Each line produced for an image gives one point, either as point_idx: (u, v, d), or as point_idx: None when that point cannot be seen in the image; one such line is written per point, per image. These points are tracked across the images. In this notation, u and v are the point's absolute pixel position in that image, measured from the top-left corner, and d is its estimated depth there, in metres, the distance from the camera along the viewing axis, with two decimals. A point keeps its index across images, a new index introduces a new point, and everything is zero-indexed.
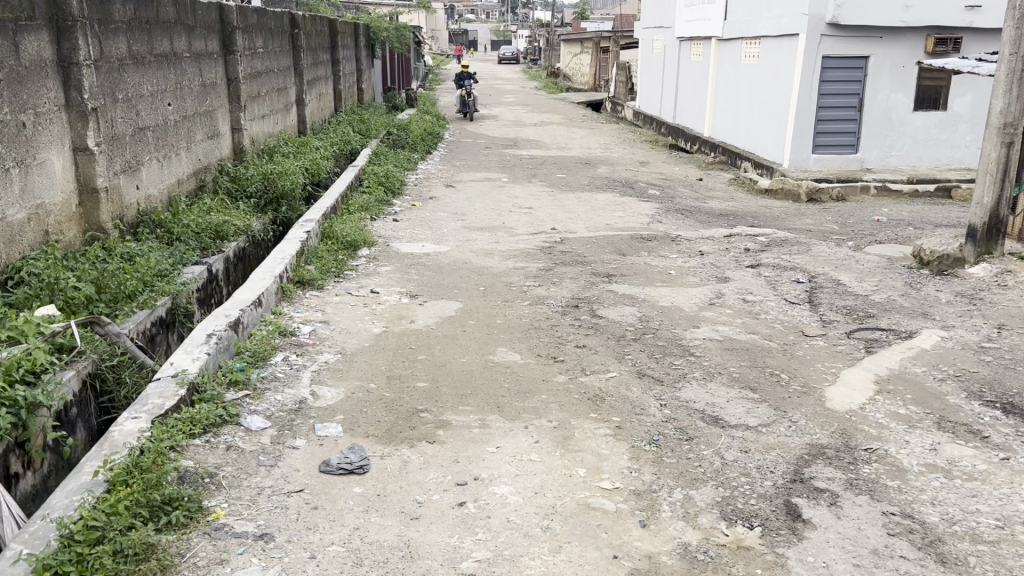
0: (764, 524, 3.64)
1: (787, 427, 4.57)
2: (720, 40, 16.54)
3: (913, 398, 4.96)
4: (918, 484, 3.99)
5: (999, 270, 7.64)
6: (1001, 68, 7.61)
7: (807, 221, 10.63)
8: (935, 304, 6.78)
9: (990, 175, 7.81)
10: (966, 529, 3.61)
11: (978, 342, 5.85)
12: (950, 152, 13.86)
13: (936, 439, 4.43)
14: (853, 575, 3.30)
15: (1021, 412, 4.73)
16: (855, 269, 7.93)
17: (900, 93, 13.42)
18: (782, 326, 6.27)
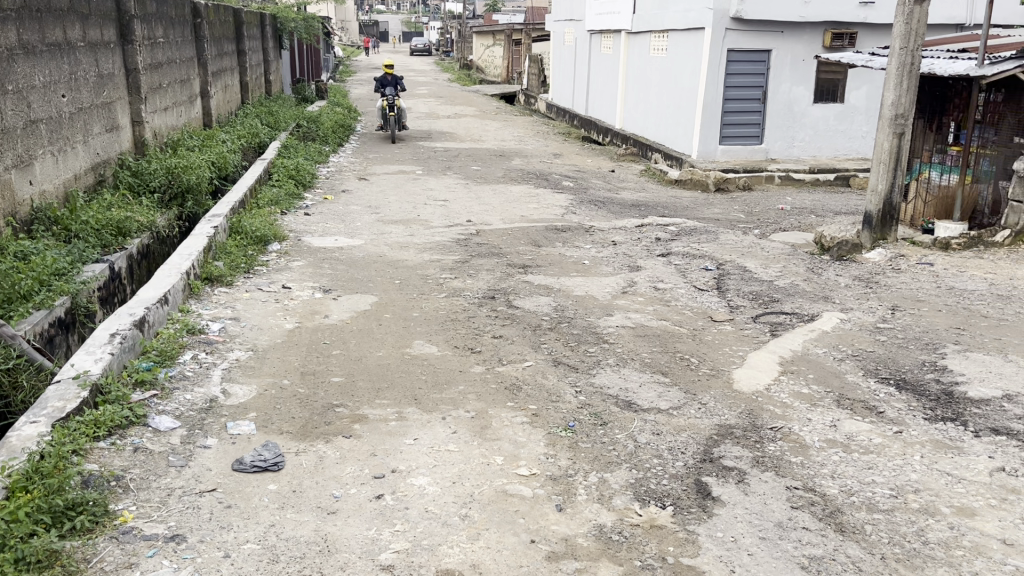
0: (675, 503, 3.75)
1: (697, 409, 4.72)
2: (629, 33, 16.82)
3: (815, 377, 5.18)
4: (820, 459, 4.17)
5: (893, 255, 8.04)
6: (892, 62, 7.98)
7: (715, 210, 10.95)
8: (834, 288, 7.08)
9: (883, 164, 8.19)
10: (863, 499, 3.80)
11: (874, 323, 6.15)
12: (847, 142, 14.47)
13: (836, 415, 4.64)
14: (759, 547, 3.44)
15: (913, 388, 5.00)
16: (760, 256, 8.21)
17: (801, 85, 13.93)
18: (692, 312, 6.46)
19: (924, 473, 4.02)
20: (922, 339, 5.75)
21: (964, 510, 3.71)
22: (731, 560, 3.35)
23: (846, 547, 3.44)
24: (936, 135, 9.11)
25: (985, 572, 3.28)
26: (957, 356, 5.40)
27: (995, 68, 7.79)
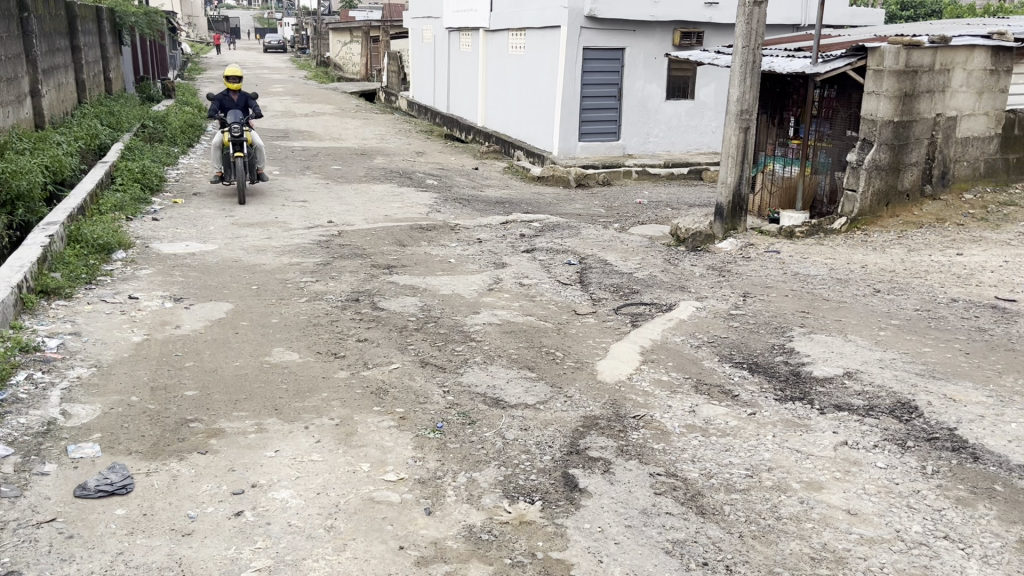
0: (543, 497, 3.78)
1: (563, 402, 4.78)
2: (487, 31, 16.89)
3: (674, 365, 5.36)
4: (680, 444, 4.31)
5: (743, 244, 8.44)
6: (736, 60, 8.36)
7: (577, 205, 11.16)
8: (690, 278, 7.35)
9: (732, 158, 8.56)
10: (721, 481, 3.95)
11: (727, 310, 6.42)
12: (699, 137, 15.10)
13: (694, 401, 4.81)
14: (625, 535, 3.51)
15: (764, 370, 5.25)
16: (620, 249, 8.43)
17: (654, 83, 14.41)
18: (556, 306, 6.54)
19: (775, 451, 4.22)
20: (771, 323, 6.06)
21: (813, 484, 3.91)
22: (598, 550, 3.40)
23: (707, 529, 3.57)
24: (779, 129, 9.62)
25: (832, 542, 3.48)
26: (803, 338, 5.70)
27: (827, 65, 8.35)
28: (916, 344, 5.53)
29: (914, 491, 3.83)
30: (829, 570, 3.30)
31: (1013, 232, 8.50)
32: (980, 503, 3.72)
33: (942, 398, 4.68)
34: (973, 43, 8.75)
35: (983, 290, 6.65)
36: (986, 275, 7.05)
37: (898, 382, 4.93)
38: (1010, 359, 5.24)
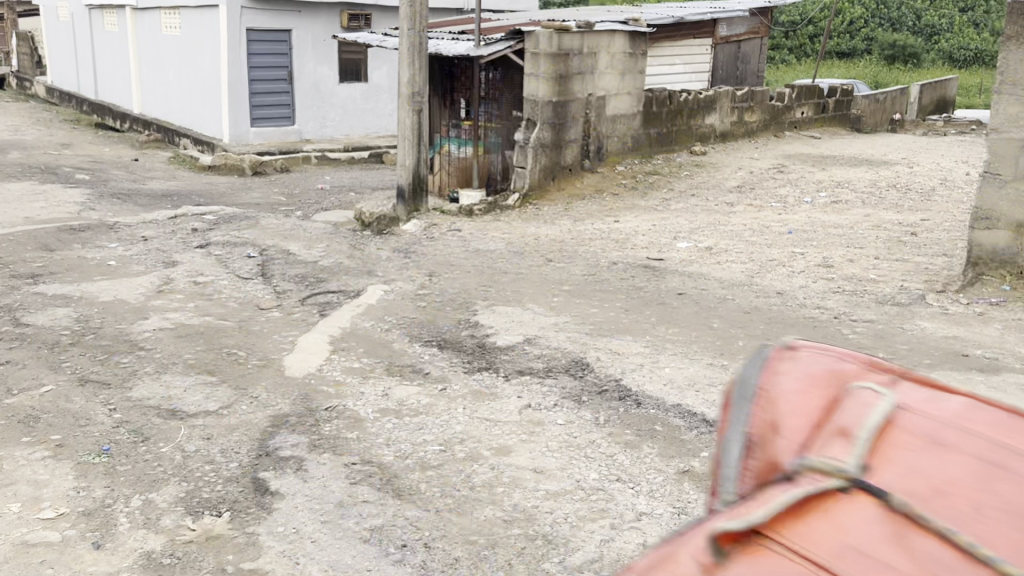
0: (232, 508, 3.54)
1: (249, 403, 4.51)
2: (135, 10, 15.50)
3: (365, 351, 5.30)
4: (374, 430, 4.26)
5: (426, 225, 8.59)
6: (404, 42, 8.42)
7: (254, 195, 10.65)
8: (376, 262, 7.32)
9: (408, 140, 8.66)
10: (416, 460, 3.98)
11: (414, 290, 6.48)
12: (376, 121, 15.01)
13: (386, 384, 4.79)
14: (322, 532, 3.40)
15: (452, 346, 5.38)
16: (303, 237, 8.17)
17: (325, 66, 14.18)
18: (236, 303, 6.17)
19: (466, 423, 4.33)
20: (456, 300, 6.21)
21: (502, 449, 4.08)
22: (294, 552, 3.26)
23: (403, 510, 3.57)
24: (451, 110, 9.83)
25: (521, 502, 3.64)
26: (486, 311, 5.92)
27: (489, 48, 8.84)
28: (585, 306, 6.00)
29: (590, 441, 4.14)
30: (520, 529, 3.46)
31: (658, 198, 9.53)
32: (645, 444, 4.11)
33: (609, 352, 5.12)
34: (613, 28, 9.65)
35: (638, 252, 7.39)
36: (639, 238, 7.84)
37: (571, 343, 5.30)
38: (662, 311, 5.87)
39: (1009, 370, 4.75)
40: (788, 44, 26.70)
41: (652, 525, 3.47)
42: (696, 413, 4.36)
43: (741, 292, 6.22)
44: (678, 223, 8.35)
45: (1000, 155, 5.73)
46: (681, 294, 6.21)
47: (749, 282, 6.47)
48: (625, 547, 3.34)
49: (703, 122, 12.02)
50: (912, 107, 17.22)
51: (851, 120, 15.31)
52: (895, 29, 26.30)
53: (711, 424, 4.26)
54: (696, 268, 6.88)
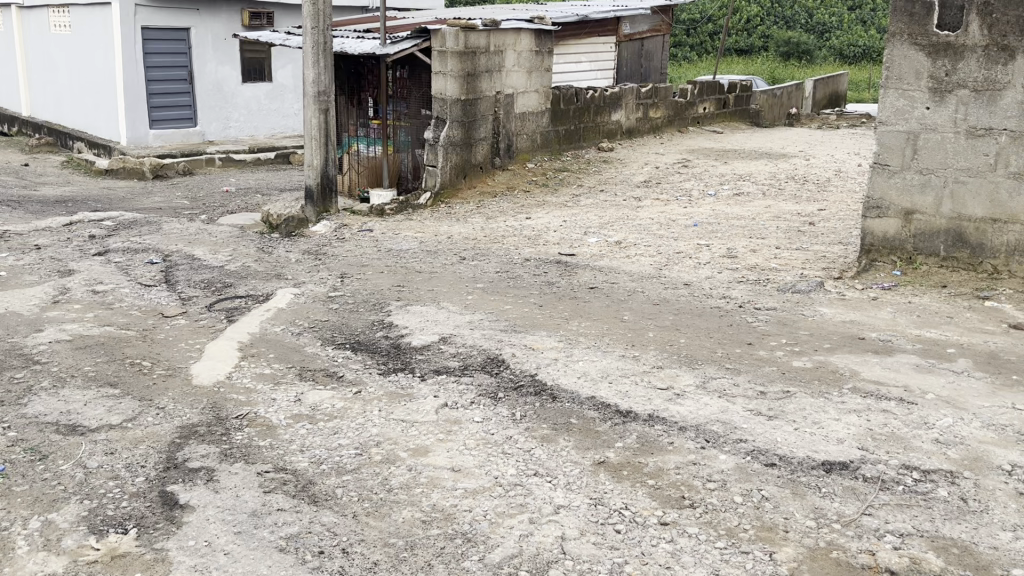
0: (139, 524, 3.43)
1: (155, 415, 4.37)
2: (20, 8, 14.76)
3: (276, 356, 5.19)
4: (287, 436, 4.19)
5: (336, 226, 8.47)
6: (307, 41, 8.29)
7: (155, 199, 10.29)
8: (286, 265, 7.18)
9: (315, 140, 8.52)
10: (331, 465, 3.93)
11: (325, 293, 6.38)
12: (281, 121, 14.69)
13: (299, 389, 4.71)
14: (235, 543, 3.32)
15: (366, 347, 5.32)
16: (208, 241, 7.94)
17: (227, 65, 13.82)
18: (138, 312, 5.96)
19: (382, 425, 4.30)
20: (369, 301, 6.15)
21: (420, 450, 4.06)
22: (206, 566, 3.19)
23: (320, 516, 3.52)
24: (359, 110, 9.72)
25: (440, 502, 3.64)
26: (400, 311, 5.88)
27: (395, 47, 8.78)
28: (499, 303, 6.02)
29: (507, 438, 4.17)
30: (439, 528, 3.46)
31: (569, 194, 9.64)
32: (560, 437, 4.16)
33: (524, 348, 5.15)
34: (519, 26, 9.72)
35: (550, 248, 7.47)
36: (551, 234, 7.92)
37: (486, 340, 5.31)
38: (575, 305, 5.95)
39: (902, 351, 5.00)
40: (689, 42, 27.38)
41: (569, 517, 3.52)
42: (610, 405, 4.44)
43: (650, 285, 6.35)
44: (588, 218, 8.48)
45: (887, 146, 6.03)
46: (592, 289, 6.31)
47: (657, 275, 6.62)
48: (543, 541, 3.37)
49: (609, 118, 12.22)
50: (807, 102, 17.91)
51: (751, 115, 15.81)
52: (790, 27, 27.32)
53: (624, 415, 4.34)
54: (606, 263, 7.00)
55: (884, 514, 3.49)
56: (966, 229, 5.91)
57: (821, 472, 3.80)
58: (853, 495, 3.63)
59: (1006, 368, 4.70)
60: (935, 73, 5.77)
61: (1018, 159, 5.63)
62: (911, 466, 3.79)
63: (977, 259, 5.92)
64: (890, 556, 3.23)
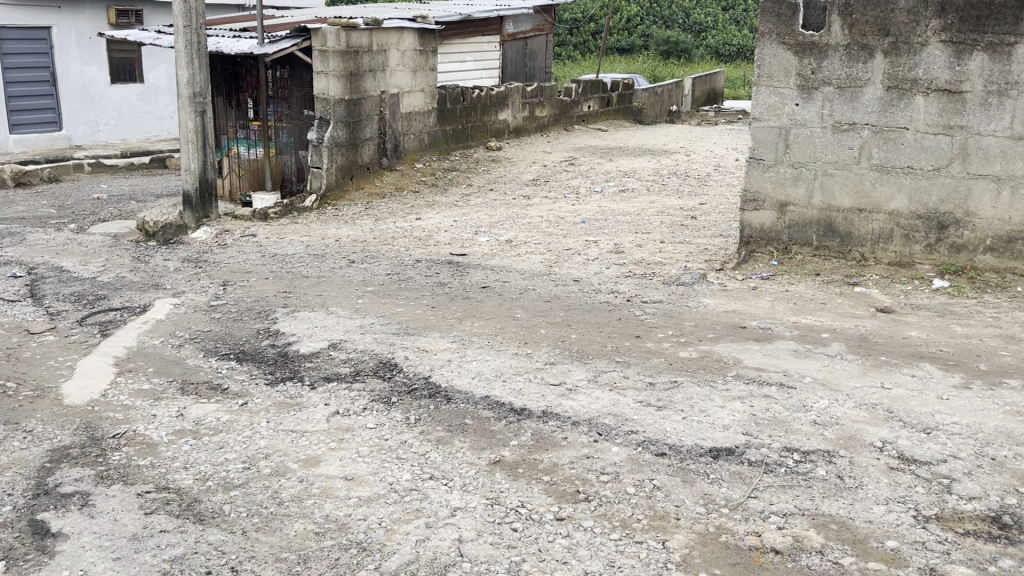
0: (7, 557, 3.22)
1: (22, 439, 4.10)
2: None
3: (155, 370, 4.96)
4: (169, 454, 4.00)
5: (217, 232, 8.18)
6: (179, 40, 7.97)
7: (18, 208, 9.68)
8: (164, 274, 6.88)
9: (192, 143, 8.20)
10: (217, 481, 3.77)
11: (208, 302, 6.14)
12: (156, 123, 14.03)
13: (181, 404, 4.51)
14: (114, 570, 3.16)
15: (252, 357, 5.15)
16: (78, 252, 7.53)
17: (93, 65, 13.18)
18: (2, 329, 5.59)
19: (271, 437, 4.16)
20: (254, 309, 5.95)
21: (311, 460, 3.96)
22: None
23: (207, 535, 3.39)
24: (238, 111, 9.41)
25: (333, 512, 3.55)
26: (287, 318, 5.72)
27: (274, 47, 8.54)
28: (390, 306, 5.94)
29: (402, 442, 4.11)
30: (333, 539, 3.38)
31: (458, 194, 9.62)
32: (455, 439, 4.14)
33: (417, 351, 5.10)
34: (402, 26, 9.64)
35: (441, 249, 7.42)
36: (441, 235, 7.88)
37: (377, 344, 5.23)
38: (467, 305, 5.93)
39: (780, 338, 5.21)
40: (573, 41, 27.83)
41: (466, 519, 3.50)
42: (504, 403, 4.45)
43: (542, 282, 6.41)
44: (478, 217, 8.49)
45: (761, 142, 6.28)
46: (484, 288, 6.31)
47: (548, 272, 6.68)
48: (440, 545, 3.34)
49: (496, 118, 12.28)
50: (687, 99, 18.50)
51: (633, 113, 16.20)
52: (668, 26, 28.19)
53: (518, 413, 4.35)
54: (497, 261, 7.01)
55: (768, 496, 3.62)
56: (835, 219, 6.20)
57: (708, 459, 3.91)
58: (740, 480, 3.75)
59: (875, 350, 4.97)
60: (803, 72, 6.06)
61: (879, 152, 5.95)
62: (792, 448, 3.95)
63: (847, 247, 6.23)
64: (775, 536, 3.35)
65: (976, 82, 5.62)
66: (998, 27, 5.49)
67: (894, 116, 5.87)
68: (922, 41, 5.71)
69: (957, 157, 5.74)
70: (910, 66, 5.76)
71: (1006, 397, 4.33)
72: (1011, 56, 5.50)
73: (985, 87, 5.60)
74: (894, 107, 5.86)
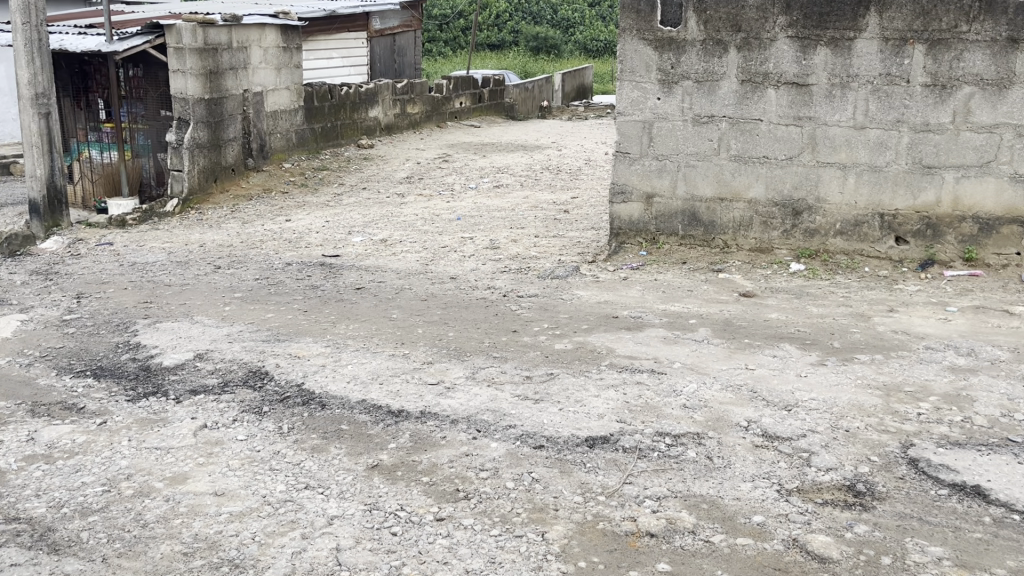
0: None
1: None
2: None
3: (1, 393, 4.63)
4: (18, 482, 3.74)
5: (70, 241, 7.71)
6: (17, 38, 7.47)
7: None
8: (10, 289, 6.42)
9: (37, 147, 7.70)
10: (74, 507, 3.55)
11: (60, 317, 5.77)
12: None
13: (31, 427, 4.22)
14: None
15: (110, 373, 4.87)
16: None
17: None
18: None
19: (133, 456, 3.95)
20: (112, 321, 5.63)
21: (177, 478, 3.78)
22: None
23: (63, 566, 3.20)
24: (87, 112, 8.88)
25: (202, 531, 3.40)
26: (148, 330, 5.44)
27: (124, 43, 8.24)
28: (260, 312, 5.75)
29: (274, 453, 3.98)
30: (202, 559, 3.24)
31: (330, 193, 9.42)
32: (331, 446, 4.04)
33: (288, 357, 4.96)
34: (262, 21, 9.36)
35: (312, 250, 7.25)
36: (313, 236, 7.70)
37: (246, 352, 5.05)
38: (341, 308, 5.81)
39: (651, 325, 5.37)
40: (442, 37, 27.78)
41: (343, 527, 3.43)
42: (381, 406, 4.38)
43: (418, 281, 6.36)
44: (351, 217, 8.33)
45: (627, 136, 6.43)
46: (358, 289, 6.20)
47: (424, 270, 6.64)
48: (317, 555, 3.26)
49: (367, 115, 12.09)
50: (557, 95, 18.81)
51: (505, 108, 16.33)
52: (537, 22, 28.61)
53: (396, 415, 4.30)
54: (371, 261, 6.91)
55: (643, 481, 3.71)
56: (699, 209, 6.43)
57: (585, 448, 3.97)
58: (616, 466, 3.83)
59: (739, 333, 5.19)
60: (663, 66, 6.24)
61: (737, 143, 6.21)
62: (664, 433, 4.07)
63: (710, 235, 6.47)
64: (649, 520, 3.44)
65: (821, 76, 5.94)
66: (838, 23, 5.82)
67: (748, 108, 6.13)
68: (771, 37, 5.99)
69: (807, 146, 6.06)
70: (762, 60, 6.04)
71: (857, 371, 4.60)
72: (851, 50, 5.84)
73: (829, 80, 5.92)
74: (749, 99, 6.12)
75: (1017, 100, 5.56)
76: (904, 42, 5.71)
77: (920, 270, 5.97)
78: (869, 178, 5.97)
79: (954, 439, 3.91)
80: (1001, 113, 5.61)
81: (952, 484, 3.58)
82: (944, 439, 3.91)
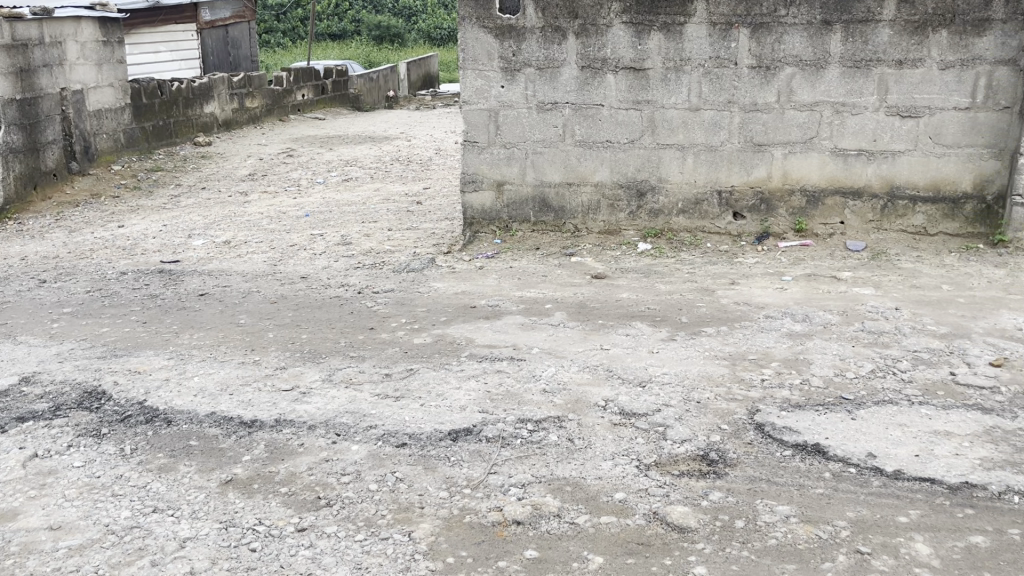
0: None
1: None
2: None
3: None
4: None
5: None
6: None
7: None
8: None
9: None
10: None
11: None
12: None
13: None
14: None
15: None
16: None
17: None
18: None
19: None
20: None
21: (5, 515, 3.46)
22: None
23: None
24: None
25: (37, 570, 3.14)
26: None
27: None
28: (94, 327, 5.36)
29: (117, 477, 3.72)
30: None
31: (166, 195, 8.90)
32: (180, 464, 3.82)
33: (127, 373, 4.64)
34: (77, 14, 8.73)
35: (150, 257, 6.84)
36: (149, 242, 7.25)
37: (78, 372, 4.69)
38: (183, 317, 5.51)
39: (508, 312, 5.39)
40: (280, 28, 26.91)
41: (197, 548, 3.24)
42: (232, 417, 4.18)
43: (266, 282, 6.13)
44: (191, 220, 7.91)
45: (473, 124, 6.42)
46: (202, 295, 5.89)
47: (273, 271, 6.40)
48: None
49: (202, 111, 11.52)
50: (403, 84, 18.63)
51: (350, 100, 16.00)
52: (378, 11, 28.26)
53: (248, 426, 4.11)
54: (215, 265, 6.59)
55: (507, 469, 3.72)
56: (548, 195, 6.51)
57: (448, 442, 3.93)
58: (479, 457, 3.82)
59: (593, 314, 5.30)
60: (504, 54, 6.26)
61: (581, 129, 6.32)
62: (525, 419, 4.09)
63: (561, 220, 6.56)
64: (515, 508, 3.45)
65: (656, 60, 6.12)
66: (669, 8, 6.02)
67: (589, 94, 6.25)
68: (607, 23, 6.12)
69: (647, 128, 6.24)
70: (600, 46, 6.16)
71: (705, 344, 4.80)
72: (682, 35, 6.05)
73: (664, 64, 6.12)
74: (589, 85, 6.24)
75: (834, 79, 5.93)
76: (730, 26, 5.98)
77: (756, 243, 6.29)
78: (705, 157, 6.23)
79: (795, 401, 4.14)
80: (820, 92, 5.97)
81: (795, 444, 3.78)
82: (785, 403, 4.13)
